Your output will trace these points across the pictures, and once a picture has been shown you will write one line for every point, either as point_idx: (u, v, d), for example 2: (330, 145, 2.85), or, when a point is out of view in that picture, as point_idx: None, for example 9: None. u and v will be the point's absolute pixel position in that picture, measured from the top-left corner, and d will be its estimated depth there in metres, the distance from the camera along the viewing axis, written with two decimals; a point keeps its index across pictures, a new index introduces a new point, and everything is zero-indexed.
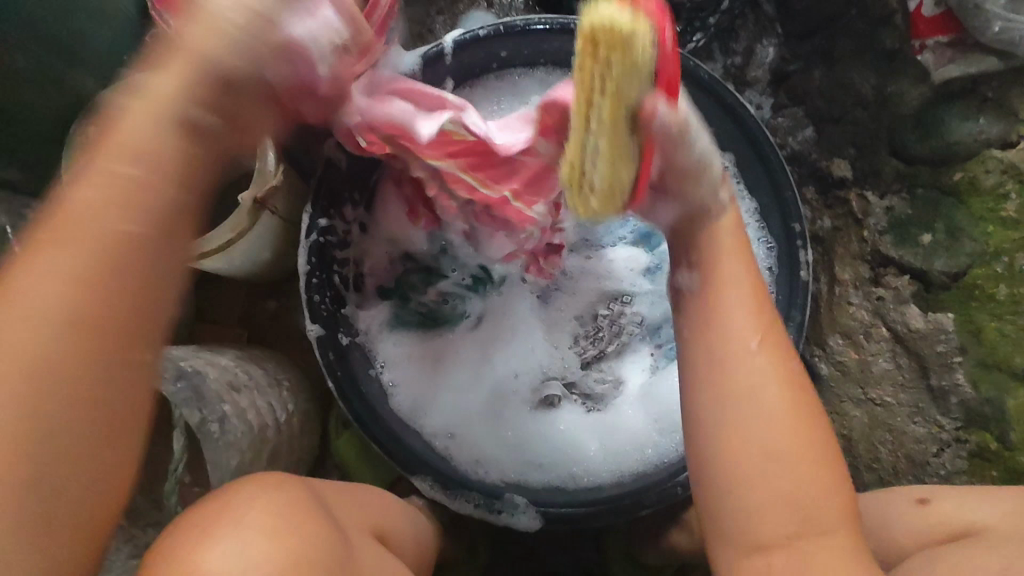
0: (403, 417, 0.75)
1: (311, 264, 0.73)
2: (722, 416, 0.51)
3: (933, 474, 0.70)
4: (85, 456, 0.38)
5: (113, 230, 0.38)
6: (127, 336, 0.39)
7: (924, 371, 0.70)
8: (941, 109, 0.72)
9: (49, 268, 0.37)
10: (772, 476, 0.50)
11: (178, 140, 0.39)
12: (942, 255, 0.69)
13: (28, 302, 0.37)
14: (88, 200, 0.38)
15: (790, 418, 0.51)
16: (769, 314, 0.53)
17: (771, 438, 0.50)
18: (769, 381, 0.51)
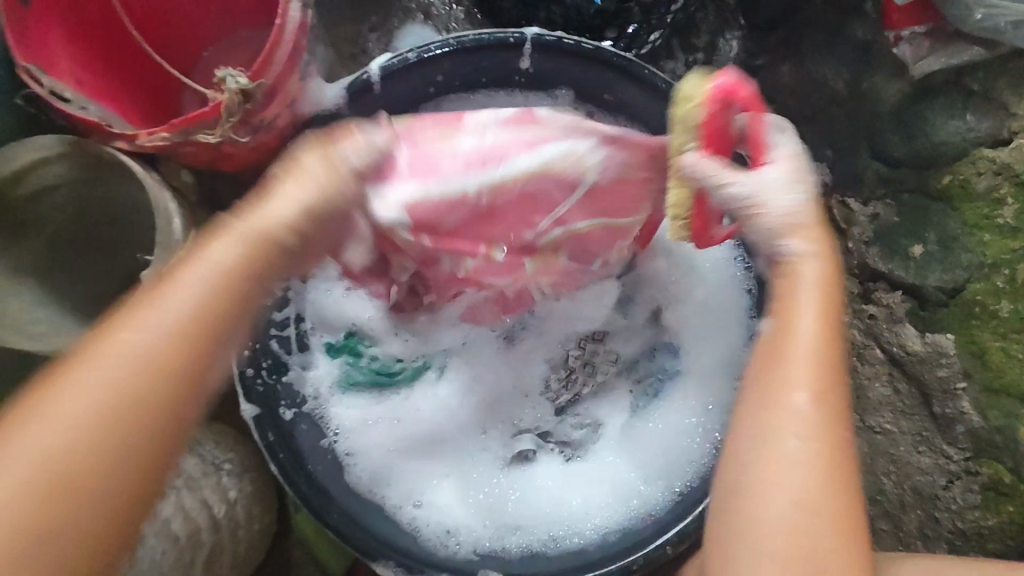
0: (361, 491, 0.68)
1: (240, 334, 0.66)
2: (762, 469, 0.44)
3: (945, 508, 0.64)
4: (75, 500, 0.39)
5: (113, 410, 0.40)
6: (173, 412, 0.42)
7: (925, 398, 0.64)
8: (922, 107, 0.64)
9: (125, 345, 0.41)
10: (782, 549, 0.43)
11: (240, 301, 0.44)
12: (937, 268, 0.62)
13: (107, 366, 0.41)
14: (137, 348, 0.41)
15: (818, 487, 0.43)
16: (827, 375, 0.45)
17: (797, 501, 0.43)
18: (810, 444, 0.43)
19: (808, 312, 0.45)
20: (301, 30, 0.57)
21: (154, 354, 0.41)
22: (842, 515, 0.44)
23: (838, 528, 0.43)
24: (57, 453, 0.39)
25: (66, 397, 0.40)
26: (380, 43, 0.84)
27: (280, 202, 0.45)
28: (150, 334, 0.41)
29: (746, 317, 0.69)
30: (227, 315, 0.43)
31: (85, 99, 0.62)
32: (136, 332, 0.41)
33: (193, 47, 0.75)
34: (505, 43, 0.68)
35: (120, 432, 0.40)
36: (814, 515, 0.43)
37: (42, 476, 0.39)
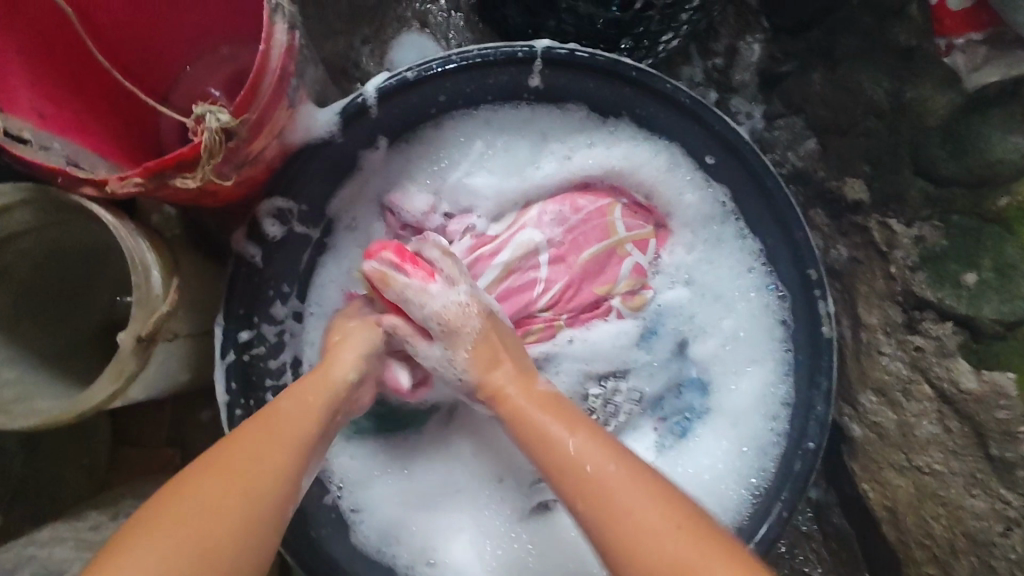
0: (371, 552, 0.64)
1: (232, 391, 0.61)
2: (598, 524, 0.48)
3: (1003, 558, 0.58)
4: None
5: (278, 465, 0.45)
6: (244, 543, 0.42)
7: (980, 438, 0.58)
8: (974, 121, 0.57)
9: (214, 484, 0.43)
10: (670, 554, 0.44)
11: (313, 422, 0.50)
12: (993, 297, 0.56)
13: (194, 507, 0.41)
14: (286, 413, 0.49)
15: (645, 491, 0.48)
16: (569, 420, 0.54)
17: (654, 529, 0.46)
18: (610, 461, 0.50)
19: (563, 433, 0.53)
20: (288, 54, 0.51)
21: (294, 427, 0.48)
22: (675, 523, 0.46)
23: (678, 547, 0.45)
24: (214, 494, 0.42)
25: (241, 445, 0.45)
26: (375, 56, 0.78)
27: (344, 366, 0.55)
28: (289, 411, 0.49)
29: (781, 350, 0.66)
30: (293, 443, 0.47)
31: (49, 136, 0.56)
32: (289, 400, 0.50)
33: (171, 67, 0.69)
34: (512, 58, 0.61)
35: (274, 472, 0.45)
36: (652, 551, 0.45)
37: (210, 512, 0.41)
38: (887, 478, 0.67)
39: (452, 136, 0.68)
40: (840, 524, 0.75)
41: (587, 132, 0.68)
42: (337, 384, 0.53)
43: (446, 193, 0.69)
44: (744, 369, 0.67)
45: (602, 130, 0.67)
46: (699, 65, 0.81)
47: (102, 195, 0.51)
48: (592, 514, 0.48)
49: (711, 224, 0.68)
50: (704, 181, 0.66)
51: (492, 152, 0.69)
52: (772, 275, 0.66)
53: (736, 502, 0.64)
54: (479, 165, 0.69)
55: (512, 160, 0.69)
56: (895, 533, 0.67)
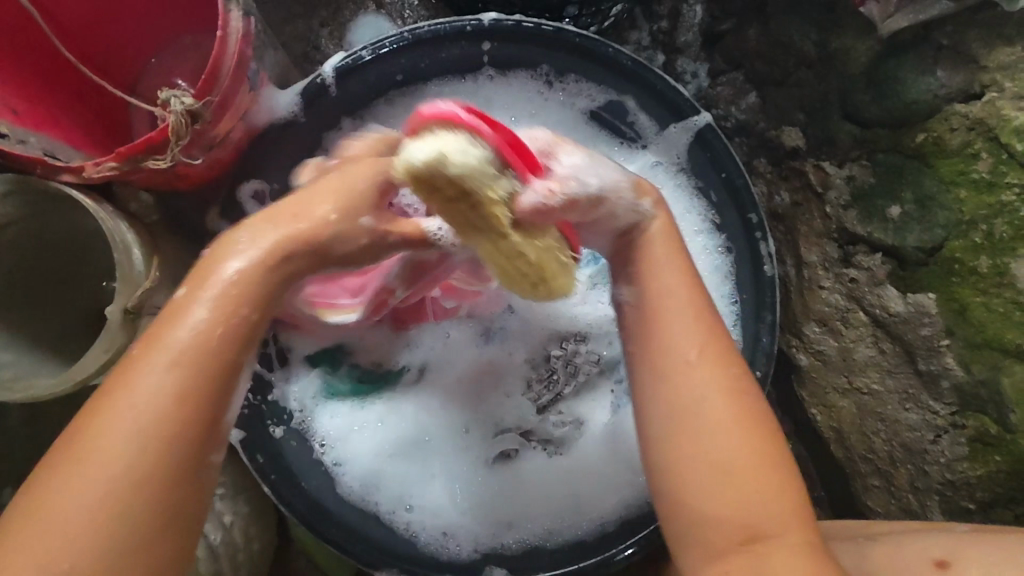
0: (354, 500, 0.68)
1: None
2: (678, 418, 0.47)
3: (934, 462, 0.64)
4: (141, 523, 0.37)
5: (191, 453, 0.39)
6: (159, 474, 0.38)
7: (909, 355, 0.64)
8: (891, 65, 0.62)
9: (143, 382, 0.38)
10: (718, 444, 0.46)
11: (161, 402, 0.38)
12: (915, 228, 0.61)
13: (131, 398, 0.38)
14: (137, 393, 0.38)
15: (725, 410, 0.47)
16: (704, 330, 0.50)
17: (719, 433, 0.47)
18: (710, 392, 0.48)
19: (668, 269, 0.52)
20: (245, 40, 0.55)
21: (185, 387, 0.39)
22: (750, 416, 0.48)
23: (755, 441, 0.47)
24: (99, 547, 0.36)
25: (99, 453, 0.37)
26: (332, 38, 0.80)
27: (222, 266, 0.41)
28: (143, 384, 0.38)
29: (729, 305, 0.70)
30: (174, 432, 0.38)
31: (26, 131, 0.60)
32: (151, 377, 0.39)
33: (136, 63, 0.72)
34: (461, 32, 0.65)
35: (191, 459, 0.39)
36: (735, 436, 0.47)
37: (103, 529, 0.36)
38: (832, 401, 0.72)
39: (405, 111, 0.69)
40: (795, 450, 0.81)
41: (523, 117, 0.71)
42: None
43: None
44: None
45: (533, 109, 0.71)
46: (645, 28, 0.85)
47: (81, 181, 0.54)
48: (712, 490, 0.46)
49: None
50: (652, 163, 0.71)
51: None
52: (717, 228, 0.70)
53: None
54: None
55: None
56: (842, 450, 0.73)
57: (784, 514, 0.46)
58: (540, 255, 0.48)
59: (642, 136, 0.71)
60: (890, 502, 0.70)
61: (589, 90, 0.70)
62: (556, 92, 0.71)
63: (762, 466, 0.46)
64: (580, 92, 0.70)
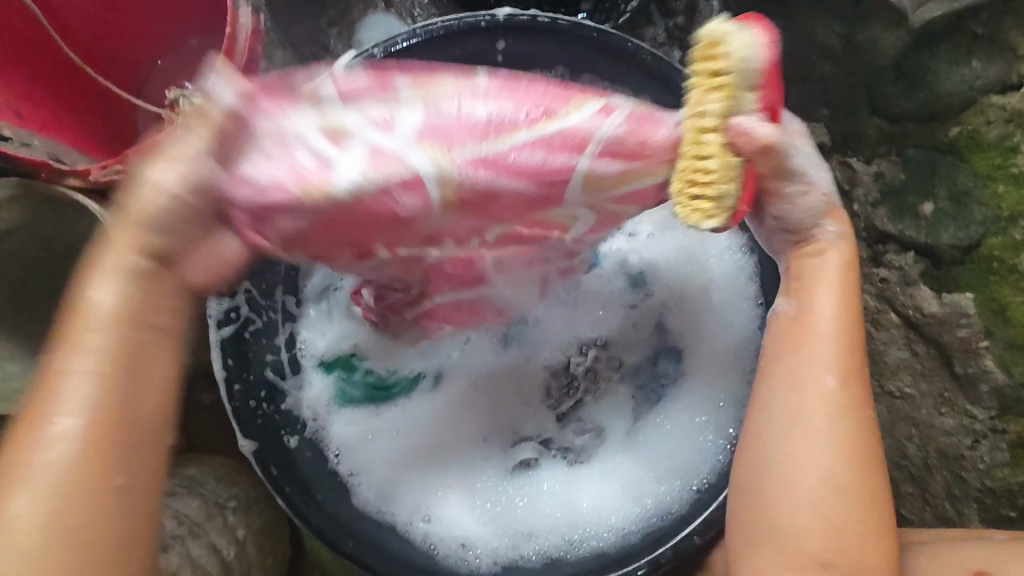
0: (370, 511, 0.66)
1: (229, 367, 0.64)
2: (782, 433, 0.49)
3: (973, 469, 0.62)
4: (104, 490, 0.39)
5: (158, 404, 0.42)
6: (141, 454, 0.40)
7: (945, 358, 0.61)
8: (923, 56, 0.60)
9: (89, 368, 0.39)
10: (833, 485, 0.48)
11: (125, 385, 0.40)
12: (950, 225, 0.59)
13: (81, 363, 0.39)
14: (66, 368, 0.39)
15: (851, 451, 0.48)
16: (852, 360, 0.50)
17: (833, 470, 0.48)
18: (841, 424, 0.48)
19: (828, 288, 0.51)
20: (255, 37, 0.55)
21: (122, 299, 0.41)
22: (864, 453, 0.48)
23: (865, 483, 0.48)
24: (69, 468, 0.38)
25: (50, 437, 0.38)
26: (342, 38, 0.79)
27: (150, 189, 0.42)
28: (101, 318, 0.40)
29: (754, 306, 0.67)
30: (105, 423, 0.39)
31: (29, 133, 0.59)
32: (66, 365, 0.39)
33: (143, 64, 0.70)
34: (477, 27, 0.63)
35: (136, 412, 0.40)
36: (841, 461, 0.48)
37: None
38: None
39: None
40: None
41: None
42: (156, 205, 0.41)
43: None
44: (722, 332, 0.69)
45: None
46: (661, 23, 0.83)
47: (87, 185, 0.55)
48: (800, 502, 0.47)
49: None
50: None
51: None
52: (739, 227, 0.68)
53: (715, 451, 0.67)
54: None
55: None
56: None
57: (855, 520, 0.47)
58: (722, 172, 0.47)
59: None
60: (924, 510, 0.67)
61: (605, 90, 0.68)
62: (572, 91, 0.69)
63: (872, 512, 0.48)
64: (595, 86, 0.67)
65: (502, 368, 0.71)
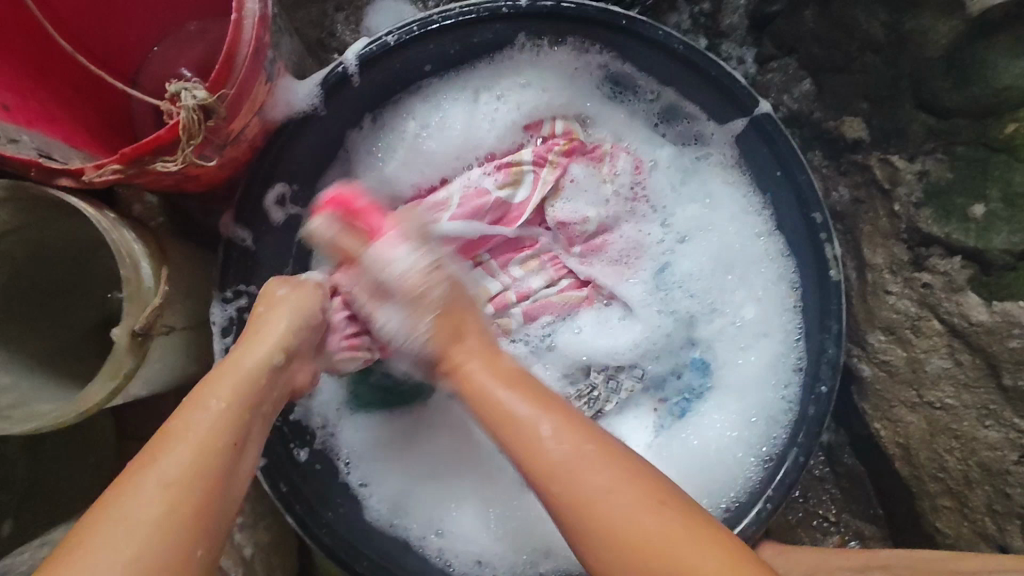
0: (381, 527, 0.62)
1: None
2: (552, 481, 0.46)
3: (1018, 485, 0.58)
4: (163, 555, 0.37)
5: (234, 468, 0.43)
6: (206, 520, 0.39)
7: (993, 369, 0.58)
8: (981, 47, 0.55)
9: (211, 400, 0.44)
10: (620, 511, 0.43)
11: (236, 425, 0.44)
12: (1003, 228, 0.56)
13: (208, 407, 0.43)
14: (215, 409, 0.43)
15: (618, 484, 0.44)
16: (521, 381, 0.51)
17: (599, 490, 0.44)
18: (592, 451, 0.46)
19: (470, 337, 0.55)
20: (262, 24, 0.51)
21: (247, 381, 0.47)
22: (609, 459, 0.45)
23: (640, 500, 0.43)
24: (155, 510, 0.38)
25: (145, 479, 0.39)
26: (349, 23, 0.74)
27: (284, 304, 0.54)
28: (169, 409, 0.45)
29: (791, 316, 0.65)
30: (201, 473, 0.40)
31: (18, 127, 0.55)
32: (218, 391, 0.45)
33: (137, 51, 0.65)
34: (496, 13, 0.58)
35: (222, 484, 0.41)
36: (601, 482, 0.44)
37: (170, 520, 0.38)
38: (897, 415, 0.66)
39: (418, 106, 0.65)
40: (852, 465, 0.75)
41: (516, 97, 0.66)
42: (309, 305, 0.55)
43: (376, 181, 0.66)
44: (756, 342, 0.66)
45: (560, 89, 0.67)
46: (685, 10, 0.77)
47: (80, 185, 0.51)
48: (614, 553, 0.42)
49: (697, 188, 0.68)
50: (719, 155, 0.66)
51: (428, 133, 0.66)
52: (774, 230, 0.65)
53: (745, 469, 0.64)
54: (416, 151, 0.66)
55: (450, 147, 0.66)
56: (908, 469, 0.67)
57: (657, 534, 0.41)
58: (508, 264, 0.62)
59: (693, 120, 0.66)
60: (962, 525, 0.64)
61: (631, 74, 0.64)
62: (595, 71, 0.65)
63: (681, 540, 0.41)
64: (586, 62, 0.64)
65: None
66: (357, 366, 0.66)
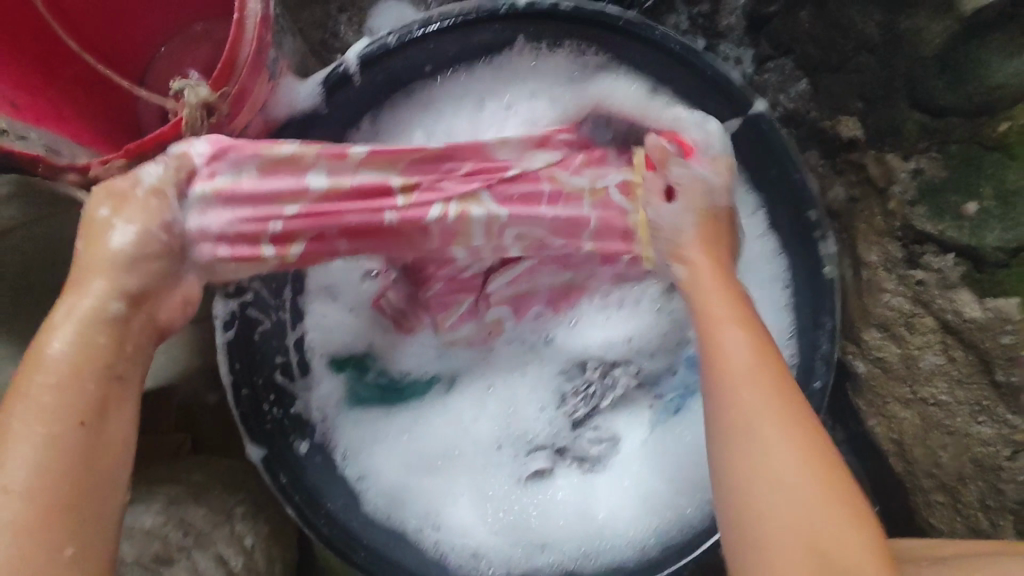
0: (379, 519, 0.63)
1: (235, 371, 0.60)
2: (746, 412, 0.45)
3: (1011, 481, 0.59)
4: (63, 512, 0.39)
5: (112, 445, 0.43)
6: (108, 486, 0.42)
7: (985, 365, 0.59)
8: (973, 47, 0.56)
9: (56, 353, 0.42)
10: (774, 459, 0.43)
11: (118, 382, 0.44)
12: (996, 226, 0.56)
13: (50, 362, 0.42)
14: (56, 356, 0.42)
15: (789, 434, 0.44)
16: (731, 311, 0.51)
17: (775, 442, 0.44)
18: (759, 399, 0.46)
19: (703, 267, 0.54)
20: (263, 24, 0.52)
21: (86, 350, 0.43)
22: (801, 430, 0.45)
23: (809, 445, 0.44)
24: (33, 473, 0.39)
25: (29, 437, 0.39)
26: (351, 25, 0.75)
27: (125, 233, 0.45)
28: (55, 363, 0.42)
29: (785, 314, 0.65)
30: (64, 451, 0.40)
31: (25, 125, 0.56)
32: (60, 340, 0.42)
33: (142, 51, 0.66)
34: (494, 14, 0.59)
35: (115, 447, 0.43)
36: (792, 461, 0.43)
37: (58, 484, 0.39)
38: (892, 412, 0.67)
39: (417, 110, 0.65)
40: (848, 462, 0.76)
41: (520, 96, 0.65)
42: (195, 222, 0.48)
43: None
44: None
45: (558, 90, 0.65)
46: (684, 11, 0.78)
47: (84, 182, 0.52)
48: (759, 496, 0.43)
49: None
50: None
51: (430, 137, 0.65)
52: (770, 228, 0.65)
53: None
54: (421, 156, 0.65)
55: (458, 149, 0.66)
56: (903, 465, 0.68)
57: (812, 487, 0.42)
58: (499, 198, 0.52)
59: None
60: (957, 521, 0.64)
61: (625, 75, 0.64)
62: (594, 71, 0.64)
63: (830, 482, 0.43)
64: (581, 65, 0.64)
65: (518, 373, 0.69)
66: (353, 360, 0.67)
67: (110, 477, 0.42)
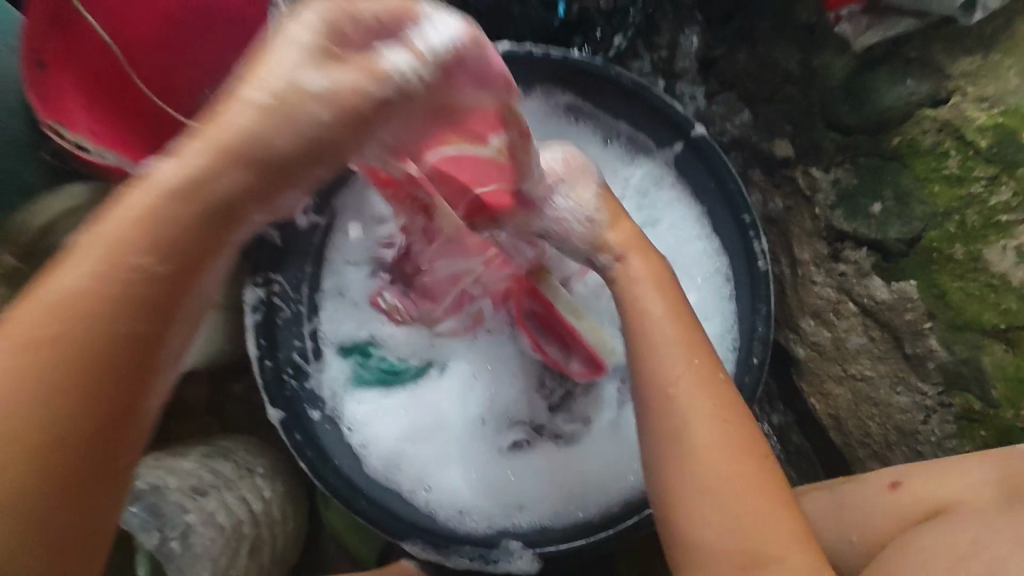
0: (379, 479, 0.73)
1: (261, 346, 0.71)
2: (669, 426, 0.50)
3: (927, 441, 0.68)
4: (58, 391, 0.30)
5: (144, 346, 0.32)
6: (110, 402, 0.31)
7: (897, 341, 0.69)
8: (868, 76, 0.68)
9: (169, 176, 0.32)
10: (718, 473, 0.48)
11: (173, 237, 0.32)
12: (896, 222, 0.67)
13: (192, 174, 0.32)
14: (170, 180, 0.32)
15: (726, 445, 0.49)
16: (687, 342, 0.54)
17: (709, 450, 0.49)
18: (704, 410, 0.50)
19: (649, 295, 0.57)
20: None
21: (203, 208, 0.33)
22: (741, 439, 0.50)
23: (740, 459, 0.49)
24: (79, 288, 0.31)
25: (84, 252, 0.31)
26: None
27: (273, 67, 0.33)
28: (165, 177, 0.32)
29: (727, 304, 0.76)
30: (108, 323, 0.31)
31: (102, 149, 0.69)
32: (181, 162, 0.32)
33: None
34: None
35: (142, 376, 0.32)
36: (728, 469, 0.48)
37: (64, 366, 0.30)
38: (829, 389, 0.77)
39: None
40: (799, 443, 0.84)
41: None
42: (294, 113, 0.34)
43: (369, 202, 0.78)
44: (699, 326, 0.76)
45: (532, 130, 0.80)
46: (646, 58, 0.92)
47: None
48: (689, 497, 0.48)
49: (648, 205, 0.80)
50: (659, 176, 0.79)
51: None
52: (713, 232, 0.77)
53: None
54: None
55: None
56: (842, 437, 0.76)
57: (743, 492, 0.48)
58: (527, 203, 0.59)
59: (643, 147, 0.79)
60: None
61: (587, 109, 0.78)
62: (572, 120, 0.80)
63: (766, 488, 0.48)
64: (553, 105, 0.79)
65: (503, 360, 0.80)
66: (358, 346, 0.78)
67: (114, 423, 0.32)
